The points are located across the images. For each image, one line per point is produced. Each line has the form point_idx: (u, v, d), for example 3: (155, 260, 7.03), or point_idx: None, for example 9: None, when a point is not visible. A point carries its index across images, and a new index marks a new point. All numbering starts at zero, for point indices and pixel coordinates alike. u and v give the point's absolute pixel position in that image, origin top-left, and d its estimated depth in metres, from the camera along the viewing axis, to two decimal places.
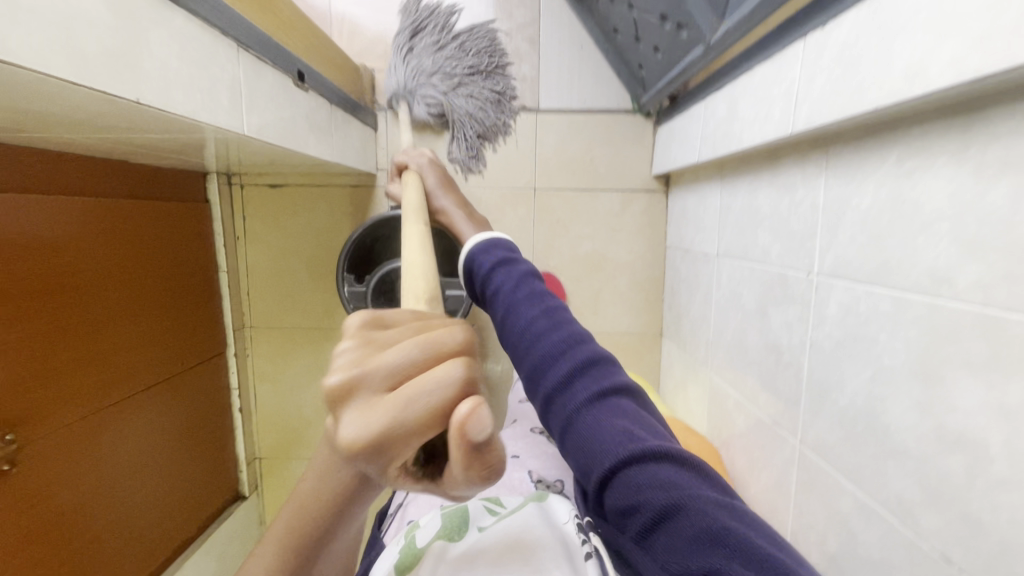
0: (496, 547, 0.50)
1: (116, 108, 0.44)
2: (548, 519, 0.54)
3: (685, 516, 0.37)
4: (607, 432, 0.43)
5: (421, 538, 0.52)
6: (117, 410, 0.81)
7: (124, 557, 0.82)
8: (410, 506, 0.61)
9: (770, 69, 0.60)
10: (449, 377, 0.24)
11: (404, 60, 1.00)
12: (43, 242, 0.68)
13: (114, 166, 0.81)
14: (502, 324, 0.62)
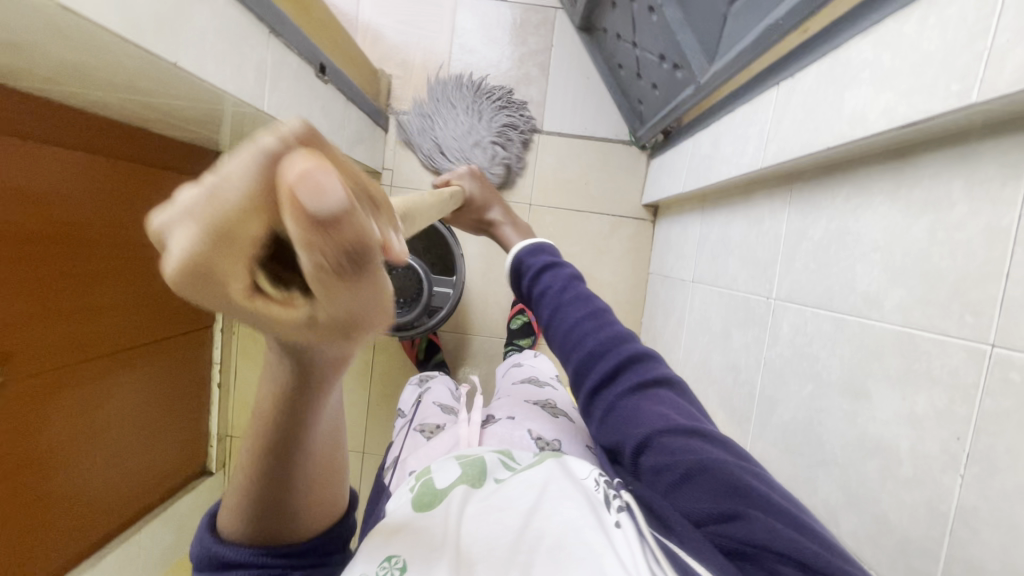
0: (517, 496, 0.43)
1: (152, 69, 0.49)
2: (569, 474, 0.45)
3: (714, 475, 0.44)
4: (649, 413, 0.50)
5: (436, 482, 0.46)
6: (103, 363, 0.83)
7: (87, 511, 0.83)
8: (412, 458, 0.61)
9: (749, 111, 0.67)
10: (251, 154, 0.16)
11: (449, 157, 1.12)
12: (56, 192, 0.72)
13: (139, 134, 0.87)
14: (544, 323, 0.62)
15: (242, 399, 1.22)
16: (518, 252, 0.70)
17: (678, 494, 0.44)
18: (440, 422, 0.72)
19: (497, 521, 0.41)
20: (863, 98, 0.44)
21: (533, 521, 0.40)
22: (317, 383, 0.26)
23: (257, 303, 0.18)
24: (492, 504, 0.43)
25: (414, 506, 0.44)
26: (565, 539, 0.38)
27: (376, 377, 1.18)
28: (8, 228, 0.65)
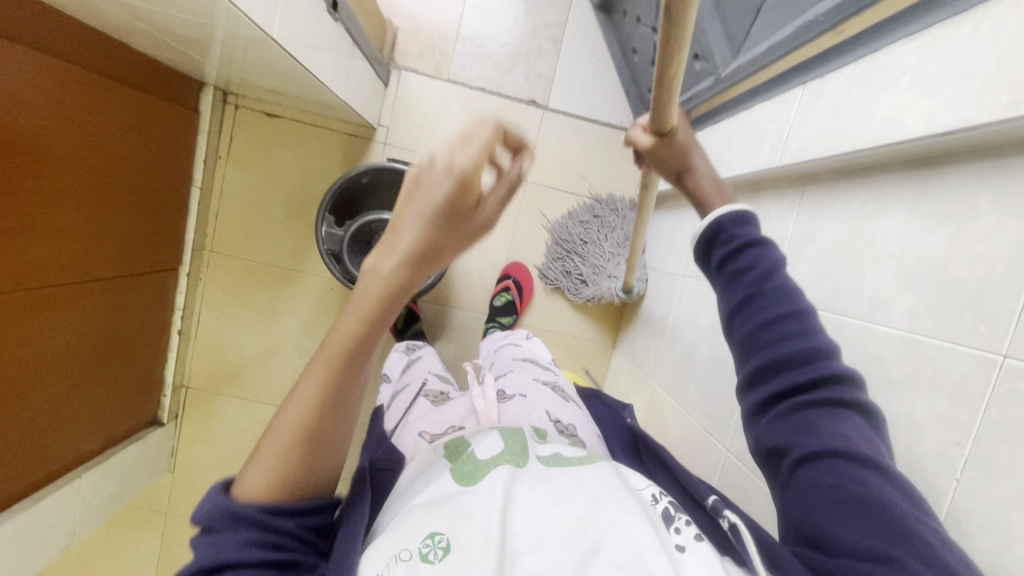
0: (569, 493, 0.48)
1: None
2: (626, 484, 0.51)
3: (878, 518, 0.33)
4: (824, 426, 0.38)
5: (477, 454, 0.54)
6: (56, 294, 0.76)
7: (24, 453, 0.76)
8: (420, 421, 0.70)
9: (769, 110, 0.66)
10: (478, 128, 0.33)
11: (596, 287, 1.10)
12: (23, 102, 0.64)
13: (110, 46, 0.78)
14: (727, 305, 0.46)
15: (206, 350, 1.16)
16: (714, 224, 0.48)
17: (819, 530, 0.35)
18: (443, 390, 0.81)
19: (552, 516, 0.45)
20: (902, 103, 0.44)
21: (591, 531, 0.43)
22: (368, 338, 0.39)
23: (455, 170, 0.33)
24: (544, 496, 0.47)
25: (455, 477, 0.51)
26: (628, 557, 0.41)
27: None
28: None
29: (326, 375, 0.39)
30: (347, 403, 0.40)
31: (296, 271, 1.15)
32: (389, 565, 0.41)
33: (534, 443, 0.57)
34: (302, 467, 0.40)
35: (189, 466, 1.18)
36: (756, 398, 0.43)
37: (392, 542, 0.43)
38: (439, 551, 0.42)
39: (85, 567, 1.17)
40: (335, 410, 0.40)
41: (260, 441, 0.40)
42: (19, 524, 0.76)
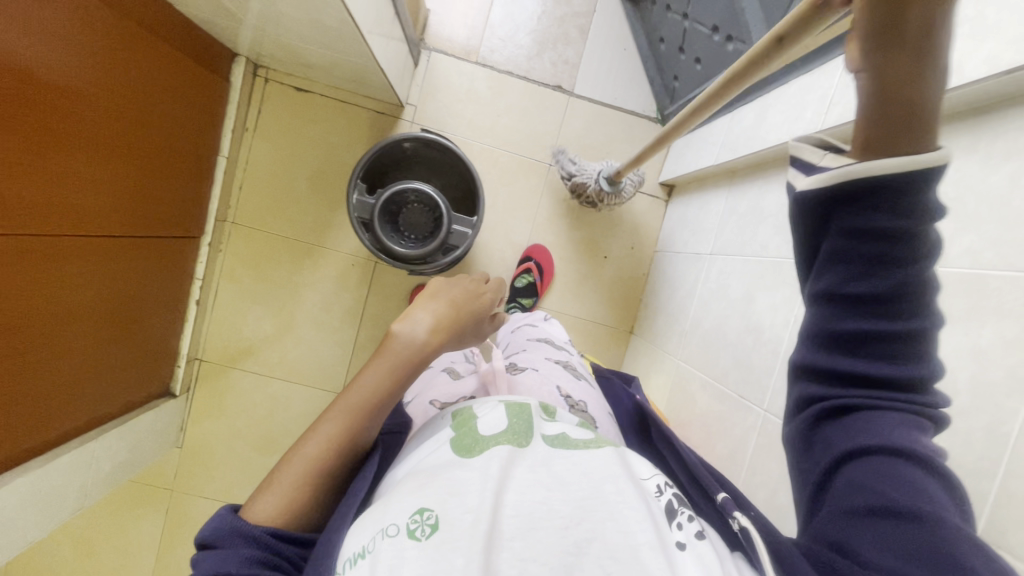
0: (569, 479, 0.51)
1: None
2: (630, 470, 0.54)
3: (923, 546, 0.30)
4: (898, 440, 0.32)
5: (480, 429, 0.58)
6: (82, 245, 0.76)
7: (27, 413, 0.74)
8: (431, 393, 0.75)
9: (809, 80, 0.70)
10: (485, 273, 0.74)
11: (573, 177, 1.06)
12: (75, 45, 0.66)
13: (160, 7, 0.80)
14: (824, 279, 0.34)
15: (221, 324, 1.15)
16: (855, 171, 0.30)
17: (844, 537, 0.33)
18: (465, 368, 0.83)
19: (545, 502, 0.48)
20: (959, 52, 0.46)
21: (586, 523, 0.46)
22: (376, 402, 0.57)
23: (473, 282, 0.69)
24: (542, 480, 0.50)
25: (454, 450, 0.55)
26: (624, 548, 0.44)
27: (367, 317, 1.16)
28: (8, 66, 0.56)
29: (342, 424, 0.56)
30: (348, 451, 0.56)
31: (318, 246, 1.14)
32: (376, 538, 0.46)
33: (540, 422, 0.60)
34: (302, 496, 0.53)
35: (198, 441, 1.16)
36: (818, 394, 0.36)
37: (383, 517, 0.47)
38: (426, 528, 0.46)
39: (85, 543, 1.14)
40: (336, 455, 0.55)
41: (273, 470, 0.54)
42: (12, 489, 0.73)
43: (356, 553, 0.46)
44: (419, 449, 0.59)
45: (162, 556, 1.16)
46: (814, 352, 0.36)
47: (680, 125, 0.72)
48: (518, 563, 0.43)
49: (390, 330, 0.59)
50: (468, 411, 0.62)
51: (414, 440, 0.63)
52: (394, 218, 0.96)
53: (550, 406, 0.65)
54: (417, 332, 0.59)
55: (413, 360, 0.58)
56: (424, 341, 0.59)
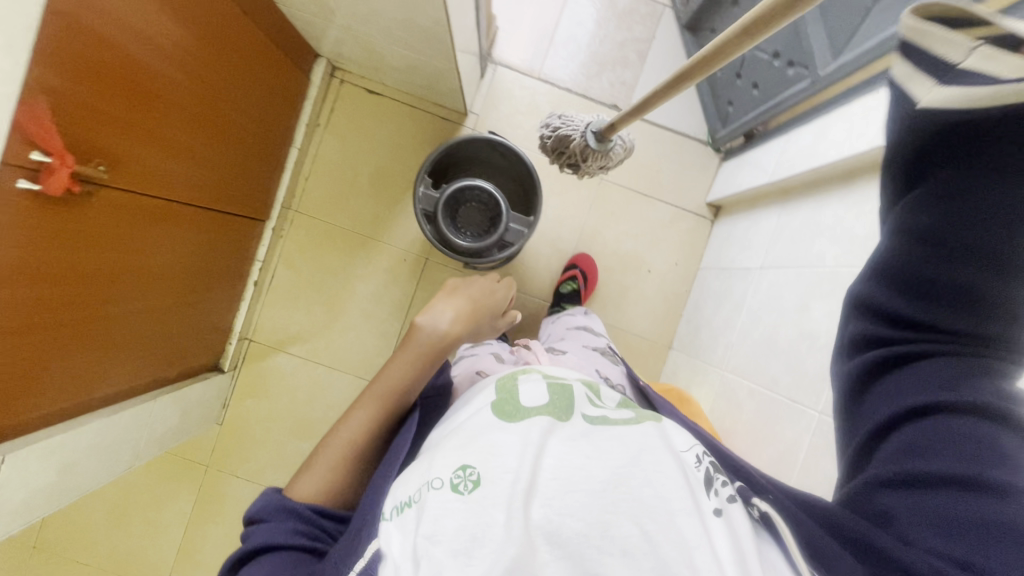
0: (608, 449, 0.48)
1: None
2: (668, 441, 0.51)
3: (971, 505, 0.41)
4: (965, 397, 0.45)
5: (521, 398, 0.58)
6: (176, 213, 0.82)
7: (101, 363, 0.77)
8: (482, 363, 0.78)
9: (872, 100, 0.74)
10: (498, 278, 0.93)
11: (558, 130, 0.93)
12: (195, 27, 0.73)
13: (268, 5, 0.88)
14: (916, 249, 0.50)
15: (274, 306, 1.19)
16: (996, 88, 0.44)
17: (902, 495, 0.44)
18: (508, 354, 0.84)
19: (586, 466, 0.46)
20: None
21: (624, 485, 0.44)
22: (403, 387, 0.67)
23: (486, 284, 0.87)
24: (580, 449, 0.48)
25: (495, 411, 0.56)
26: (661, 511, 0.43)
27: (413, 312, 1.20)
28: (136, 27, 0.63)
29: (373, 409, 0.65)
30: (380, 432, 0.65)
31: (374, 239, 1.19)
32: (423, 488, 0.48)
33: (583, 402, 0.59)
34: (343, 474, 0.61)
35: (238, 419, 1.19)
36: (894, 348, 0.50)
37: (430, 471, 0.49)
38: (468, 483, 0.46)
39: (119, 508, 1.17)
40: (370, 437, 0.64)
41: (313, 455, 0.63)
42: (71, 435, 0.76)
43: (403, 501, 0.49)
44: (462, 413, 0.61)
45: (191, 531, 1.18)
46: (879, 319, 0.52)
47: (702, 66, 0.60)
48: (554, 517, 0.43)
49: (414, 322, 0.72)
50: (512, 377, 0.63)
51: (455, 410, 0.64)
52: (455, 212, 1.00)
53: (595, 386, 0.65)
54: (437, 323, 0.73)
55: (439, 345, 0.71)
56: (441, 332, 0.72)
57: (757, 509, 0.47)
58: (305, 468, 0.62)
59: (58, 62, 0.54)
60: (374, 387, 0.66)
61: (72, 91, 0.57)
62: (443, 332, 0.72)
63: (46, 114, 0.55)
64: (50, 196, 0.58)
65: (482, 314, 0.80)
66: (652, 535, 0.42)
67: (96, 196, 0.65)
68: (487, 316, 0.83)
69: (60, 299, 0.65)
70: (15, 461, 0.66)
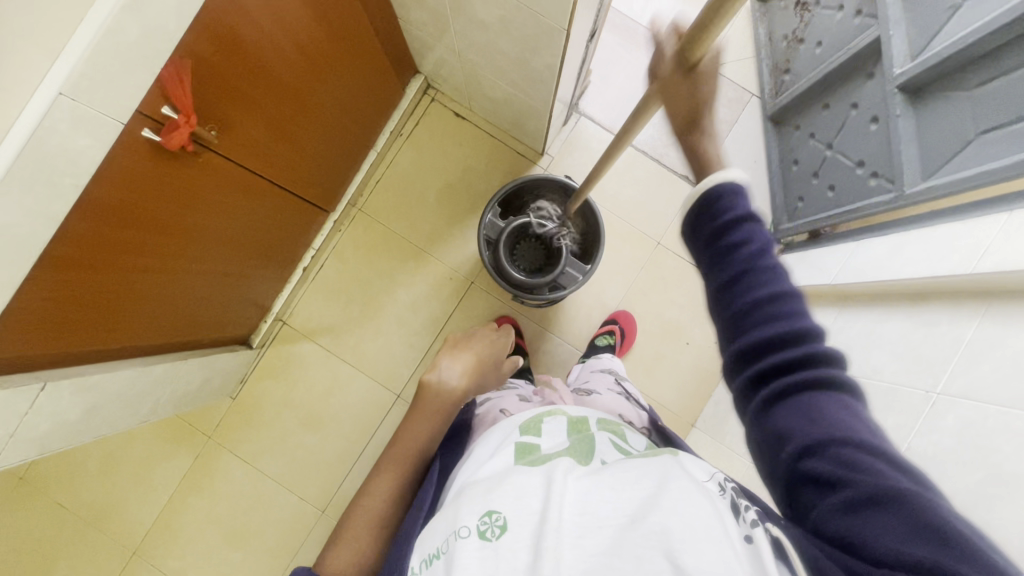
0: (628, 484, 0.46)
1: None
2: (686, 471, 0.47)
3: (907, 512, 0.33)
4: (830, 415, 0.39)
5: (543, 449, 0.55)
6: (262, 188, 0.86)
7: (149, 311, 0.77)
8: (504, 400, 0.74)
9: (959, 228, 0.74)
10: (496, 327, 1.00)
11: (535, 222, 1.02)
12: (328, 24, 0.77)
13: (390, 17, 0.93)
14: (717, 296, 0.46)
15: (315, 296, 1.21)
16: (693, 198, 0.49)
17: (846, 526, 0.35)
18: (530, 395, 0.81)
19: (611, 499, 0.45)
20: None
21: (651, 515, 0.41)
22: (425, 443, 0.68)
23: (488, 335, 0.93)
24: (600, 482, 0.46)
25: (516, 456, 0.54)
26: (683, 539, 0.38)
27: (446, 331, 1.20)
28: (281, 13, 0.67)
29: (397, 470, 0.65)
30: (409, 488, 0.64)
31: (426, 252, 1.21)
32: (450, 538, 0.46)
33: (605, 446, 0.56)
34: (375, 538, 0.60)
35: (251, 397, 1.19)
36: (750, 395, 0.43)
37: (456, 519, 0.47)
38: (496, 529, 0.45)
39: (112, 460, 1.16)
40: (399, 496, 0.63)
41: (341, 529, 0.61)
42: (104, 377, 0.75)
43: (432, 554, 0.47)
44: (483, 451, 0.59)
45: (177, 499, 1.16)
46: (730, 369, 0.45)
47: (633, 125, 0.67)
48: (587, 558, 0.41)
49: (422, 382, 0.75)
50: (535, 421, 0.60)
51: (484, 439, 0.62)
52: (515, 244, 1.03)
53: (620, 429, 0.61)
54: (448, 379, 0.77)
55: (452, 400, 0.73)
56: (452, 386, 0.75)
57: (771, 530, 0.40)
58: (333, 543, 0.60)
59: (209, 31, 0.58)
60: (394, 451, 0.67)
61: (211, 54, 0.60)
62: (452, 389, 0.75)
63: (188, 77, 0.59)
64: (168, 149, 0.61)
65: (489, 371, 0.84)
66: (687, 568, 0.37)
67: (201, 156, 0.68)
68: (494, 367, 0.87)
69: (139, 240, 0.66)
70: (53, 391, 0.67)
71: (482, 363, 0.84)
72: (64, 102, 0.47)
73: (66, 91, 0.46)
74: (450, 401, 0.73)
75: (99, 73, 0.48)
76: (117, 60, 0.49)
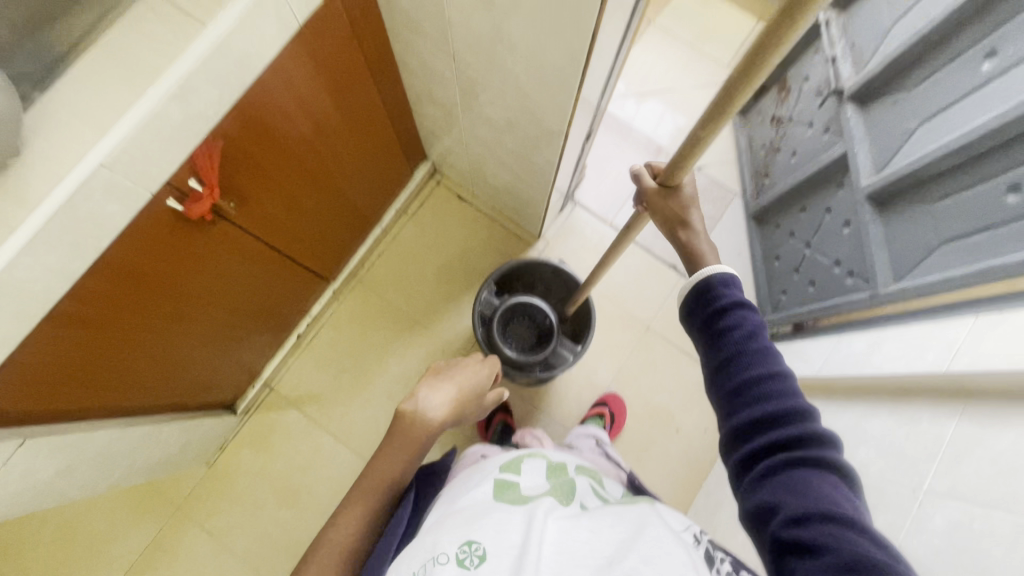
0: (608, 531, 0.46)
1: (557, 69, 0.66)
2: (663, 522, 0.49)
3: None
4: (818, 486, 0.42)
5: (523, 488, 0.54)
6: (268, 256, 0.89)
7: (142, 372, 0.78)
8: (485, 449, 0.75)
9: (932, 327, 0.77)
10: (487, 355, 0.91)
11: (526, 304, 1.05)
12: (349, 115, 0.85)
13: (404, 110, 1.03)
14: (717, 371, 0.52)
15: (307, 363, 1.21)
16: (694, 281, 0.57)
17: None
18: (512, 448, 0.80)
19: (589, 542, 0.45)
20: None
21: (628, 559, 0.41)
22: (394, 480, 0.61)
23: (476, 363, 0.83)
24: (581, 525, 0.47)
25: (495, 493, 0.53)
26: None
27: None
28: (309, 105, 0.74)
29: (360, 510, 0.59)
30: (371, 528, 0.59)
31: (422, 325, 1.23)
32: (428, 565, 0.44)
33: (585, 493, 0.56)
34: None
35: (226, 466, 1.15)
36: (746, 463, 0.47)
37: (436, 545, 0.45)
38: (476, 557, 0.43)
39: (71, 528, 1.09)
40: (359, 538, 0.58)
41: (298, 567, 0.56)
42: (82, 439, 0.73)
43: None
44: (460, 487, 0.58)
45: None
46: (730, 439, 0.49)
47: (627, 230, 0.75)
48: None
49: (398, 410, 0.67)
50: (516, 462, 0.59)
51: (454, 484, 0.60)
52: (509, 322, 1.06)
53: (597, 476, 0.63)
54: (427, 408, 0.68)
55: (427, 434, 0.65)
56: (431, 417, 0.67)
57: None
58: None
59: (242, 117, 0.64)
60: (363, 484, 0.61)
61: (240, 134, 0.66)
62: (432, 420, 0.67)
63: (217, 157, 0.64)
64: (188, 218, 0.65)
65: (471, 401, 0.76)
66: None
67: (217, 225, 0.72)
68: (479, 400, 0.79)
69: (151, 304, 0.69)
70: (30, 450, 0.65)
71: (466, 394, 0.75)
72: (102, 173, 0.51)
73: (105, 163, 0.51)
74: (425, 434, 0.65)
75: (137, 149, 0.53)
76: (156, 138, 0.54)
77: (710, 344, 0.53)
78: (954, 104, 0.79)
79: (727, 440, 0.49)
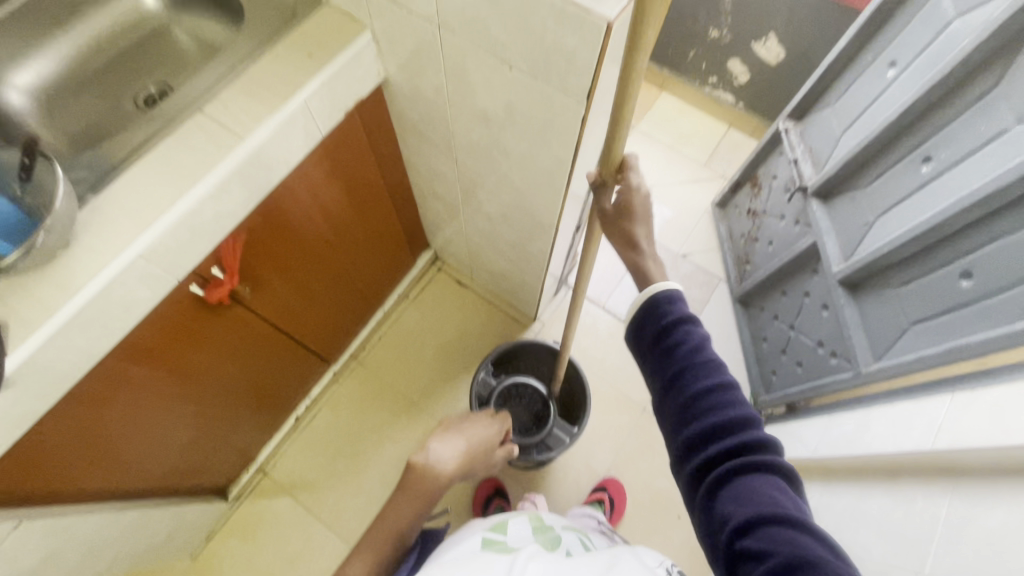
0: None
1: (546, 170, 0.75)
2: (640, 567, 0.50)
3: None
4: (763, 492, 0.45)
5: (511, 541, 0.55)
6: (275, 338, 0.93)
7: (142, 451, 0.79)
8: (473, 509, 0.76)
9: (914, 406, 0.80)
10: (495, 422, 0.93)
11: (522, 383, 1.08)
12: (361, 210, 0.94)
13: (410, 204, 1.12)
14: (666, 386, 0.54)
15: (303, 446, 1.20)
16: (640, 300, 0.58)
17: None
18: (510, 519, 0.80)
19: None
20: None
21: None
22: (405, 529, 0.60)
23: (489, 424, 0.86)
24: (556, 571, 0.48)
25: (483, 544, 0.54)
26: None
27: None
28: (325, 202, 0.83)
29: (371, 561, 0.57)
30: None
31: (419, 407, 1.24)
32: None
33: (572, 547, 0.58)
34: None
35: (212, 558, 1.10)
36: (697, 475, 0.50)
37: None
38: None
39: None
40: None
41: None
42: (76, 522, 0.73)
43: None
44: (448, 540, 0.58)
45: None
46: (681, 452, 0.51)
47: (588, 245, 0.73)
48: None
49: (411, 461, 0.67)
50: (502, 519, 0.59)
51: (452, 536, 0.59)
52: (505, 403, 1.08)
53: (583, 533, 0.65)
54: (438, 461, 0.69)
55: (439, 486, 0.65)
56: (443, 470, 0.68)
57: None
58: None
59: (265, 213, 0.72)
60: (372, 533, 0.60)
61: (262, 227, 0.74)
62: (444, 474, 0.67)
63: (239, 247, 0.71)
64: (206, 301, 0.70)
65: (477, 458, 0.77)
66: None
67: (232, 309, 0.77)
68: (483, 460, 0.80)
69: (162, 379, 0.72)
70: (23, 532, 0.65)
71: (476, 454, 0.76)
72: (139, 263, 0.57)
73: (143, 253, 0.57)
74: (438, 486, 0.65)
75: (172, 241, 0.59)
76: (189, 231, 0.61)
77: (658, 362, 0.56)
78: (904, 200, 0.89)
79: (678, 452, 0.52)
